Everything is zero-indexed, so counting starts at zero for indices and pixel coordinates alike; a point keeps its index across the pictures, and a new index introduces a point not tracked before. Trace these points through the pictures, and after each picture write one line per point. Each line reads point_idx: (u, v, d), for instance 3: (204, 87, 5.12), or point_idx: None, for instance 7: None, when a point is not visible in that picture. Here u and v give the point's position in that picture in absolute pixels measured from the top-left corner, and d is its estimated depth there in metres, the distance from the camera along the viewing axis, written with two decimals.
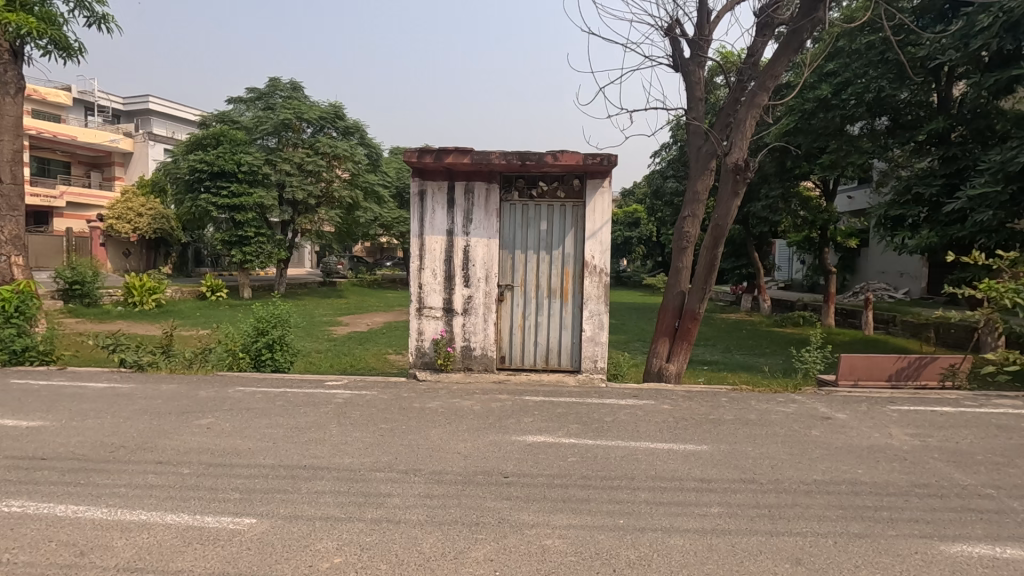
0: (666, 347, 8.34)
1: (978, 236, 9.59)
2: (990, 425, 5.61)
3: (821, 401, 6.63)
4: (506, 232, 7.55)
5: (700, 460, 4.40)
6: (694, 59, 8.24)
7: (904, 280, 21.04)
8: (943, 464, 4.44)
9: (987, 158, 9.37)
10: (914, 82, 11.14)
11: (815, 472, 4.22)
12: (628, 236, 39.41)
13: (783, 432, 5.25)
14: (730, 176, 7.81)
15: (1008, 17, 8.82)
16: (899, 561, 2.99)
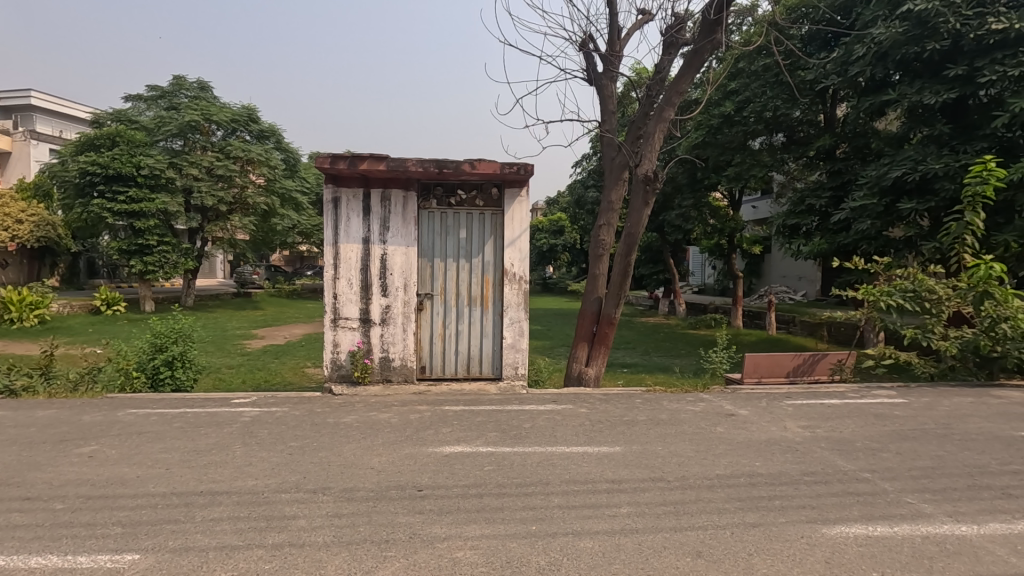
0: (585, 352, 8.57)
1: (860, 243, 10.60)
2: (868, 415, 6.20)
3: (727, 398, 7.05)
4: (424, 240, 7.45)
5: (613, 462, 4.54)
6: (606, 74, 8.57)
7: (802, 283, 22.96)
8: (829, 453, 4.84)
9: (866, 173, 10.42)
10: (804, 102, 12.19)
11: (717, 467, 4.46)
12: (554, 243, 40.19)
13: (691, 430, 5.52)
14: (641, 186, 8.17)
15: (879, 48, 9.87)
16: (788, 547, 3.21)
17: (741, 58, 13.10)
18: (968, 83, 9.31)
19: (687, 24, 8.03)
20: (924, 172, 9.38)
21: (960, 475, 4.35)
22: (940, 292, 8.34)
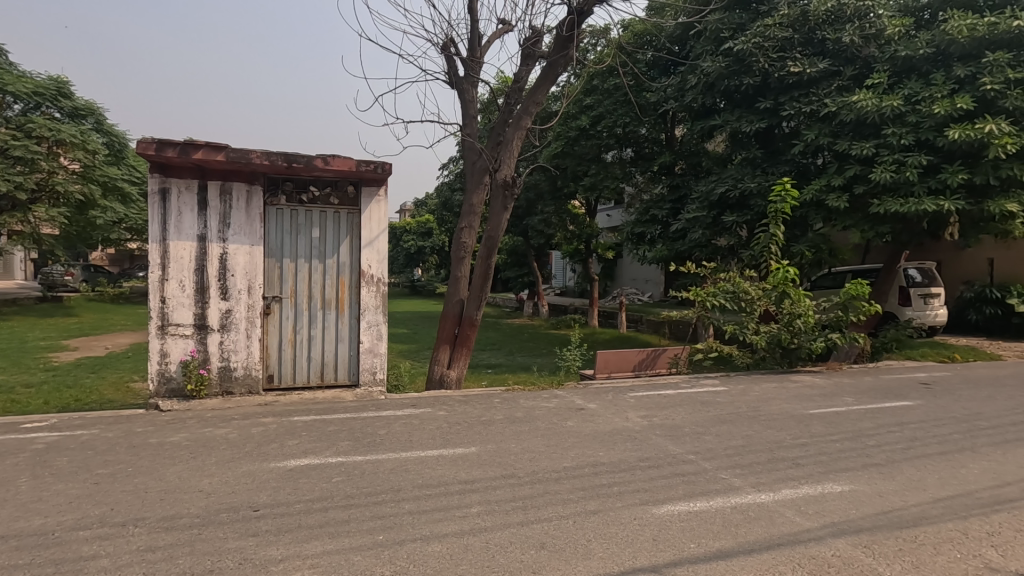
0: (447, 354, 8.56)
1: (694, 250, 11.89)
2: (696, 402, 6.98)
3: (579, 394, 7.49)
4: (272, 239, 6.89)
5: (466, 463, 4.56)
6: (467, 79, 8.65)
7: (649, 286, 25.39)
8: (663, 439, 5.34)
9: (698, 188, 11.75)
10: (648, 121, 13.39)
11: (565, 460, 4.70)
12: (422, 245, 39.74)
13: (543, 426, 5.76)
14: (500, 191, 8.38)
15: (707, 78, 11.20)
16: (623, 530, 3.46)
17: (594, 75, 13.97)
18: (774, 116, 10.92)
19: (543, 38, 8.40)
20: (742, 189, 10.84)
21: (763, 450, 5.07)
22: (753, 293, 9.69)
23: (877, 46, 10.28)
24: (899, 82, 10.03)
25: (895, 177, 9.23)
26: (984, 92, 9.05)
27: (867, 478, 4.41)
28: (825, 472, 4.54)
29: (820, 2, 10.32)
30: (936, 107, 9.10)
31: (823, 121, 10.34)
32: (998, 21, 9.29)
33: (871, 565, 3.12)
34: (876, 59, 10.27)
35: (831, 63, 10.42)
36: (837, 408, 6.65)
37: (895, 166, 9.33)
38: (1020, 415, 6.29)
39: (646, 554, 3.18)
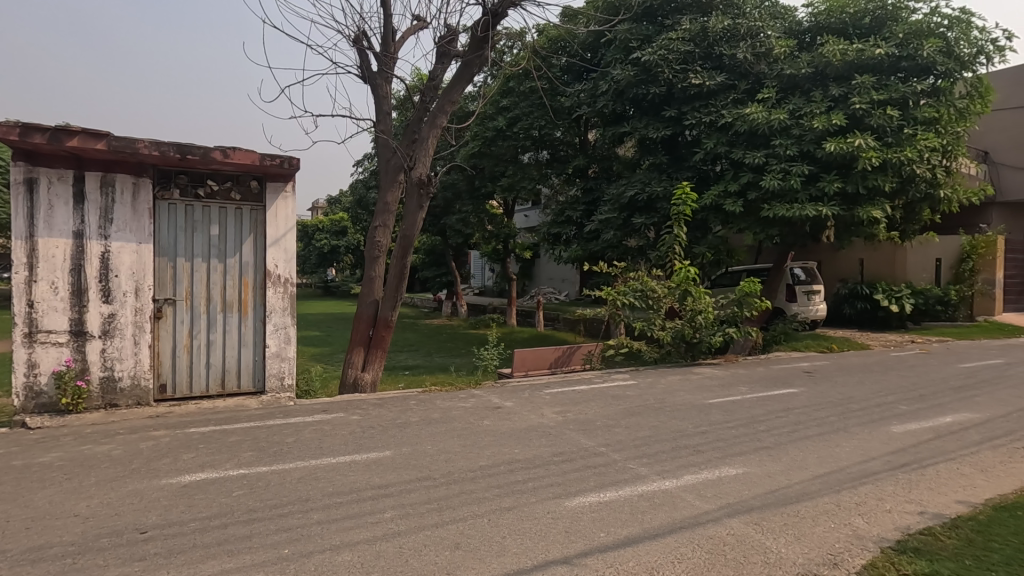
0: (361, 356, 8.32)
1: (606, 250, 12.37)
2: (608, 396, 7.26)
3: (496, 393, 7.54)
4: (163, 237, 6.34)
5: (380, 467, 4.44)
6: (381, 74, 8.44)
7: (565, 285, 26.07)
8: (576, 433, 5.51)
9: (610, 191, 12.24)
10: (563, 124, 13.72)
11: (481, 459, 4.72)
12: (336, 244, 38.29)
13: (459, 426, 5.75)
14: (415, 190, 8.23)
15: (617, 86, 11.70)
16: (536, 524, 3.53)
17: (510, 77, 14.06)
18: (678, 124, 11.59)
19: (458, 37, 8.36)
20: (650, 193, 11.44)
21: (668, 439, 5.37)
22: (659, 291, 10.24)
23: (766, 64, 11.20)
24: (785, 98, 10.99)
25: (782, 184, 10.13)
26: (854, 110, 10.13)
27: (757, 460, 4.80)
28: (722, 456, 4.89)
29: (717, 20, 11.09)
30: (815, 123, 10.08)
31: (721, 131, 11.12)
32: (865, 48, 10.44)
33: (760, 540, 3.39)
34: (766, 75, 11.18)
35: (727, 77, 11.22)
36: (732, 397, 7.19)
37: (782, 174, 10.23)
38: (883, 397, 7.13)
39: (558, 547, 3.26)
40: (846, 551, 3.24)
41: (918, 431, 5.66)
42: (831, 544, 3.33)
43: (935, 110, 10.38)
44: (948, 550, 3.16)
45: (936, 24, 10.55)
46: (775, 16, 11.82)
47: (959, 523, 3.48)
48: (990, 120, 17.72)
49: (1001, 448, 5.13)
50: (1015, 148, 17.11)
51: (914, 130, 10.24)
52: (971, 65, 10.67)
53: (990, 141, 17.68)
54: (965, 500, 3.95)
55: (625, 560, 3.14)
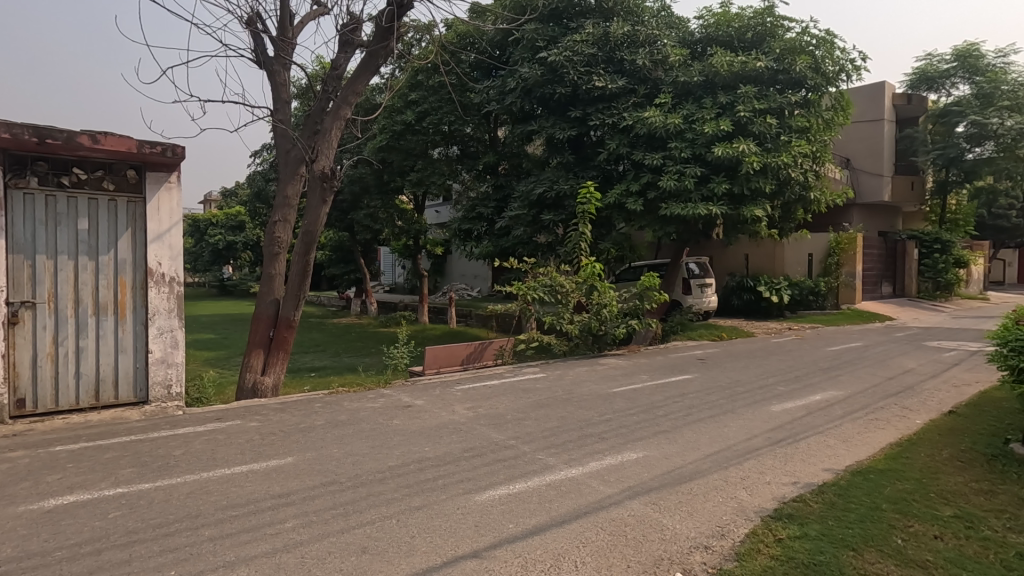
0: (261, 359, 7.84)
1: (517, 246, 12.57)
2: (519, 390, 7.39)
3: (406, 391, 7.41)
4: (18, 232, 5.57)
5: (281, 475, 4.21)
6: (278, 59, 7.96)
7: (478, 281, 26.11)
8: (487, 428, 5.55)
9: (520, 188, 12.43)
10: (473, 121, 13.70)
11: (390, 459, 4.62)
12: (232, 240, 35.66)
13: (368, 427, 5.59)
14: (318, 183, 7.86)
15: (525, 84, 11.90)
16: (446, 521, 3.52)
17: (419, 71, 13.80)
18: (583, 125, 11.99)
19: (362, 26, 8.07)
20: (558, 190, 11.76)
21: (575, 428, 5.57)
22: (567, 286, 10.56)
23: (663, 70, 11.86)
24: (679, 103, 11.72)
25: (678, 185, 10.82)
26: (739, 118, 11.02)
27: (656, 443, 5.11)
28: (624, 442, 5.14)
29: (618, 26, 11.57)
30: (706, 128, 10.86)
31: (622, 132, 11.64)
32: (748, 60, 11.36)
33: (658, 518, 3.62)
34: (662, 81, 11.83)
35: (627, 81, 11.76)
36: (635, 386, 7.58)
37: (677, 175, 10.94)
38: (765, 380, 7.85)
39: (467, 541, 3.27)
40: (732, 523, 3.54)
41: (793, 409, 6.30)
42: (719, 517, 3.62)
43: (806, 120, 11.55)
44: (815, 513, 3.54)
45: (806, 41, 11.69)
46: (670, 26, 12.54)
47: (825, 488, 3.92)
48: (849, 130, 20.00)
49: (858, 420, 5.84)
50: (871, 156, 19.45)
51: (789, 137, 11.33)
52: (835, 80, 11.94)
53: (850, 149, 19.97)
54: (830, 468, 4.45)
55: (533, 548, 3.22)
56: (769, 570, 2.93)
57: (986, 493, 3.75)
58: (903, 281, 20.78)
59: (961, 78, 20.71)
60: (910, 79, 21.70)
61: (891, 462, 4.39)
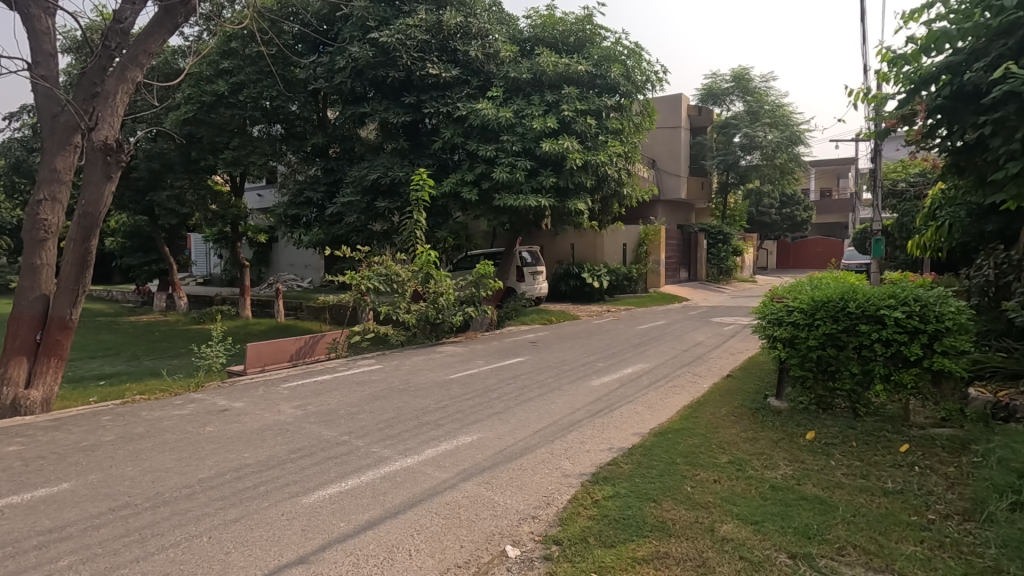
0: (24, 369, 6.45)
1: (351, 234, 12.02)
2: (353, 383, 7.12)
3: (222, 394, 6.67)
4: None
5: (53, 506, 3.50)
6: (36, 1, 6.44)
7: (308, 271, 24.43)
8: (316, 426, 5.25)
9: (352, 173, 11.88)
10: (298, 99, 12.69)
11: (201, 471, 4.13)
12: None
13: (173, 437, 4.92)
14: (99, 156, 6.55)
15: (355, 64, 11.32)
16: (268, 530, 3.26)
17: (232, 37, 12.33)
18: (417, 112, 11.86)
19: None
20: (392, 177, 11.46)
21: (412, 417, 5.54)
22: (403, 275, 10.34)
23: (494, 64, 12.17)
24: (510, 98, 12.17)
25: (510, 176, 11.26)
26: (564, 116, 11.81)
27: (490, 425, 5.31)
28: (459, 427, 5.25)
29: (451, 15, 11.54)
30: (534, 123, 11.44)
31: (457, 122, 11.74)
32: (570, 63, 12.18)
33: (490, 497, 3.76)
34: (494, 75, 12.17)
35: (461, 71, 11.86)
36: (471, 371, 7.78)
37: (509, 167, 11.37)
38: (587, 358, 8.61)
39: (292, 548, 3.07)
40: (557, 491, 3.82)
41: (609, 382, 7.02)
42: (546, 488, 3.89)
43: (620, 123, 12.78)
44: (625, 473, 3.99)
45: (620, 51, 12.90)
46: (501, 22, 12.89)
47: (633, 450, 4.44)
48: (654, 134, 22.61)
49: (660, 388, 6.72)
50: (671, 158, 22.26)
51: (606, 138, 12.45)
52: (643, 89, 13.36)
53: (655, 151, 22.59)
54: (638, 432, 5.05)
55: (365, 544, 3.13)
56: (586, 529, 3.21)
57: (751, 440, 4.56)
58: (696, 267, 24.33)
59: (737, 96, 24.69)
60: (700, 94, 25.30)
61: (684, 422, 5.11)
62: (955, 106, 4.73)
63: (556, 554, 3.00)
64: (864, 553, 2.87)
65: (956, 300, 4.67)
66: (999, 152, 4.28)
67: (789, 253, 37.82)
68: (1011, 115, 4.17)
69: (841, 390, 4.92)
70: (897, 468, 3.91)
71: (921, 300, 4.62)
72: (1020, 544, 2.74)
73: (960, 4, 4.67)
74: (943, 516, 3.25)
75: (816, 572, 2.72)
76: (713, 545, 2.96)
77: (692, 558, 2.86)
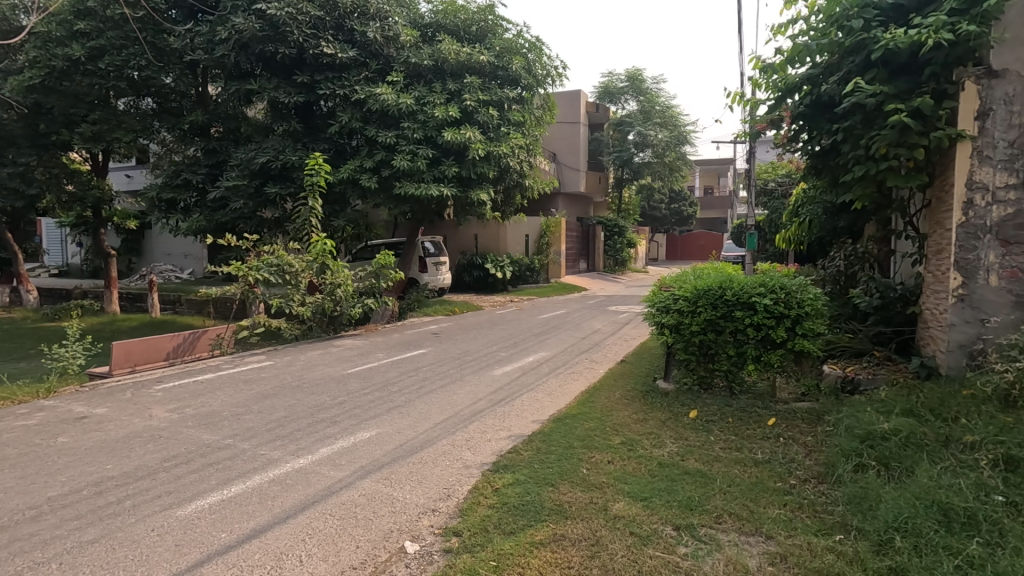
0: None
1: (237, 221, 11.12)
2: (239, 382, 6.60)
3: (80, 399, 5.90)
4: None
5: None
6: None
7: (188, 261, 22.32)
8: (195, 430, 4.80)
9: (237, 155, 10.96)
10: (173, 71, 11.44)
11: (51, 488, 3.62)
12: None
13: (16, 452, 4.27)
14: None
15: (239, 36, 10.41)
16: (134, 549, 2.92)
17: None
18: (311, 92, 11.18)
19: None
20: (284, 161, 10.71)
21: (305, 416, 5.24)
22: (296, 266, 9.71)
23: (394, 48, 11.77)
24: (411, 84, 11.85)
25: (411, 164, 11.00)
26: (466, 106, 11.72)
27: (389, 419, 5.16)
28: (357, 423, 5.04)
29: None
30: (436, 111, 11.23)
31: (355, 106, 11.24)
32: (472, 52, 12.07)
33: (389, 493, 3.66)
34: (394, 59, 11.79)
35: (358, 53, 11.34)
36: (370, 365, 7.53)
37: (411, 155, 11.11)
38: (489, 348, 8.66)
39: (164, 566, 2.78)
40: (457, 482, 3.80)
41: (510, 372, 7.11)
42: (446, 480, 3.85)
43: (521, 115, 12.89)
44: (524, 459, 4.06)
45: (521, 44, 12.98)
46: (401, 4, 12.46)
47: (533, 437, 4.53)
48: (555, 128, 23.13)
49: (560, 375, 6.92)
50: (570, 152, 22.94)
51: (508, 129, 12.50)
52: (544, 83, 13.57)
53: (555, 145, 23.13)
54: (538, 419, 5.16)
55: (250, 554, 2.91)
56: (486, 518, 3.22)
57: (641, 421, 4.83)
58: (594, 258, 25.39)
59: (631, 96, 25.93)
60: (598, 92, 26.25)
61: (581, 407, 5.31)
62: (813, 114, 5.30)
63: (456, 546, 2.97)
64: (738, 519, 3.14)
65: (814, 288, 5.24)
66: (848, 157, 4.84)
67: (677, 246, 40.59)
68: (857, 124, 4.72)
69: (720, 370, 5.36)
70: (766, 440, 4.33)
71: (786, 288, 5.13)
72: (861, 500, 3.13)
73: (817, 24, 5.24)
74: (802, 480, 3.64)
75: (696, 540, 2.94)
76: (606, 524, 3.10)
77: (586, 538, 2.96)
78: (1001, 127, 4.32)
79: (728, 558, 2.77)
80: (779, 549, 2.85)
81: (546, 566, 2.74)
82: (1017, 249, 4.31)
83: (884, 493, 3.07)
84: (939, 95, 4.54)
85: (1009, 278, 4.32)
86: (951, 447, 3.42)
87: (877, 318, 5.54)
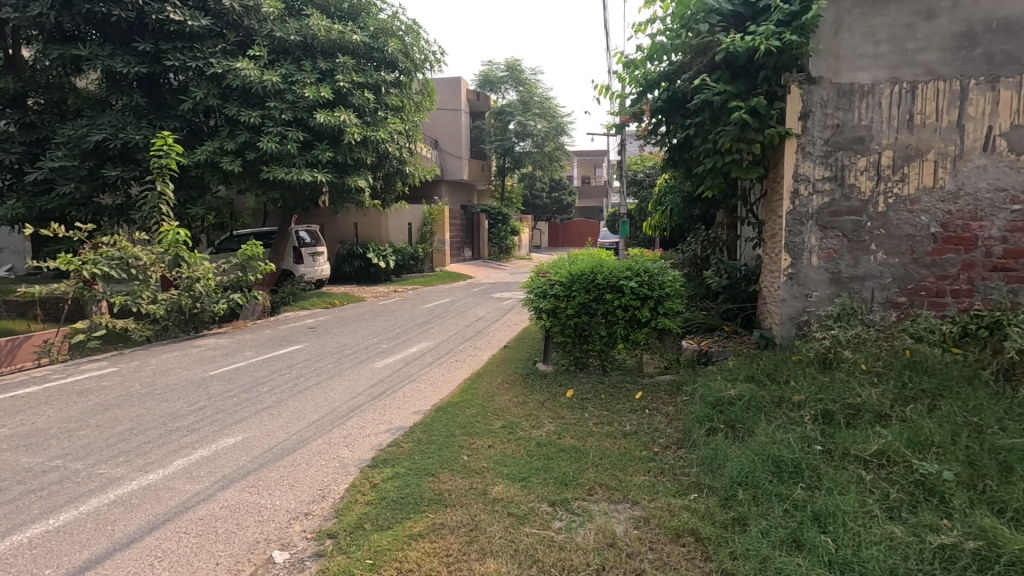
0: None
1: (66, 209, 9.59)
2: (72, 394, 5.74)
3: None
4: None
5: None
6: None
7: (6, 255, 18.95)
8: (12, 454, 4.09)
9: (61, 130, 9.43)
10: None
11: None
12: None
13: None
14: None
15: None
16: None
17: None
18: (156, 63, 9.90)
19: None
20: (124, 140, 9.42)
21: (156, 426, 4.69)
22: (144, 258, 8.60)
23: (255, 20, 10.79)
24: (276, 60, 10.99)
25: (279, 147, 10.24)
26: (339, 87, 11.09)
27: (257, 422, 4.79)
28: (219, 429, 4.61)
29: None
30: (306, 91, 10.50)
31: (211, 81, 10.19)
32: (344, 30, 11.43)
33: (255, 501, 3.39)
34: (255, 32, 10.81)
35: (213, 23, 10.24)
36: (236, 364, 6.94)
37: (278, 138, 10.33)
38: (370, 340, 8.38)
39: None
40: (333, 482, 3.63)
41: (392, 363, 6.94)
42: (321, 480, 3.67)
43: (399, 100, 12.50)
44: (404, 452, 3.98)
45: (397, 26, 12.50)
46: None
47: (414, 429, 4.45)
48: (435, 115, 22.80)
49: (443, 364, 6.88)
50: (452, 139, 22.79)
51: (385, 114, 12.05)
52: (423, 69, 13.25)
53: (436, 133, 22.78)
54: (419, 410, 5.09)
55: None
56: (362, 516, 3.11)
57: (521, 403, 4.97)
58: (479, 246, 25.57)
59: (510, 86, 26.25)
60: (478, 80, 26.34)
61: (463, 394, 5.33)
62: (670, 110, 5.71)
63: (330, 548, 2.84)
64: (607, 489, 3.34)
65: (673, 270, 5.69)
66: (699, 150, 5.29)
67: (559, 233, 42.07)
68: (706, 120, 5.17)
69: (593, 350, 5.65)
70: (634, 412, 4.65)
71: (649, 271, 5.52)
72: (712, 460, 3.48)
73: (672, 25, 5.64)
74: (664, 447, 3.96)
75: (570, 514, 3.08)
76: (485, 508, 3.13)
77: (465, 524, 2.97)
78: (818, 128, 4.97)
79: (598, 527, 2.93)
80: (643, 512, 3.08)
81: (424, 557, 2.70)
82: (831, 233, 5.00)
83: (730, 452, 3.44)
84: (771, 96, 5.11)
85: (826, 258, 5.01)
86: (783, 407, 3.92)
87: (726, 296, 6.18)
